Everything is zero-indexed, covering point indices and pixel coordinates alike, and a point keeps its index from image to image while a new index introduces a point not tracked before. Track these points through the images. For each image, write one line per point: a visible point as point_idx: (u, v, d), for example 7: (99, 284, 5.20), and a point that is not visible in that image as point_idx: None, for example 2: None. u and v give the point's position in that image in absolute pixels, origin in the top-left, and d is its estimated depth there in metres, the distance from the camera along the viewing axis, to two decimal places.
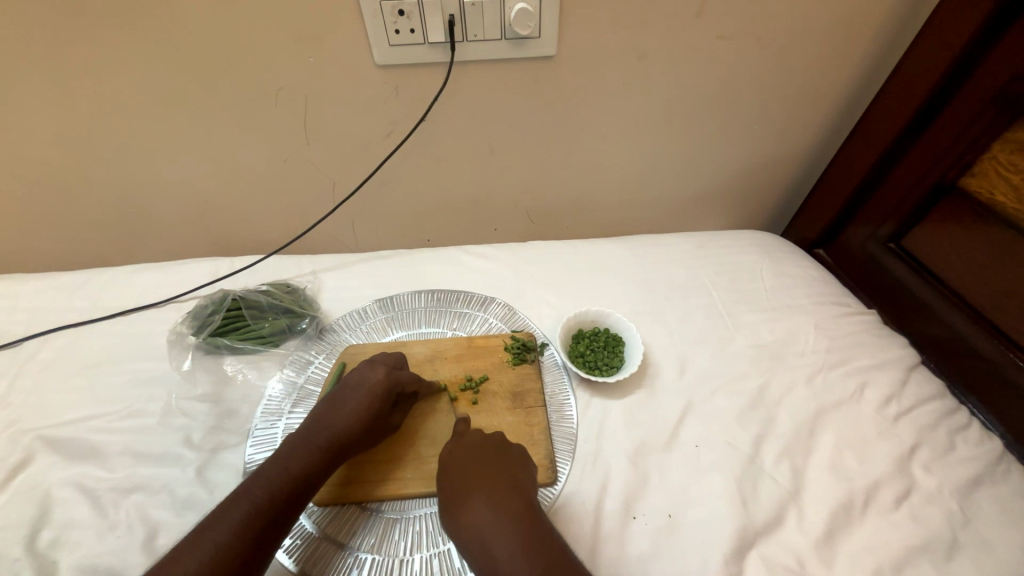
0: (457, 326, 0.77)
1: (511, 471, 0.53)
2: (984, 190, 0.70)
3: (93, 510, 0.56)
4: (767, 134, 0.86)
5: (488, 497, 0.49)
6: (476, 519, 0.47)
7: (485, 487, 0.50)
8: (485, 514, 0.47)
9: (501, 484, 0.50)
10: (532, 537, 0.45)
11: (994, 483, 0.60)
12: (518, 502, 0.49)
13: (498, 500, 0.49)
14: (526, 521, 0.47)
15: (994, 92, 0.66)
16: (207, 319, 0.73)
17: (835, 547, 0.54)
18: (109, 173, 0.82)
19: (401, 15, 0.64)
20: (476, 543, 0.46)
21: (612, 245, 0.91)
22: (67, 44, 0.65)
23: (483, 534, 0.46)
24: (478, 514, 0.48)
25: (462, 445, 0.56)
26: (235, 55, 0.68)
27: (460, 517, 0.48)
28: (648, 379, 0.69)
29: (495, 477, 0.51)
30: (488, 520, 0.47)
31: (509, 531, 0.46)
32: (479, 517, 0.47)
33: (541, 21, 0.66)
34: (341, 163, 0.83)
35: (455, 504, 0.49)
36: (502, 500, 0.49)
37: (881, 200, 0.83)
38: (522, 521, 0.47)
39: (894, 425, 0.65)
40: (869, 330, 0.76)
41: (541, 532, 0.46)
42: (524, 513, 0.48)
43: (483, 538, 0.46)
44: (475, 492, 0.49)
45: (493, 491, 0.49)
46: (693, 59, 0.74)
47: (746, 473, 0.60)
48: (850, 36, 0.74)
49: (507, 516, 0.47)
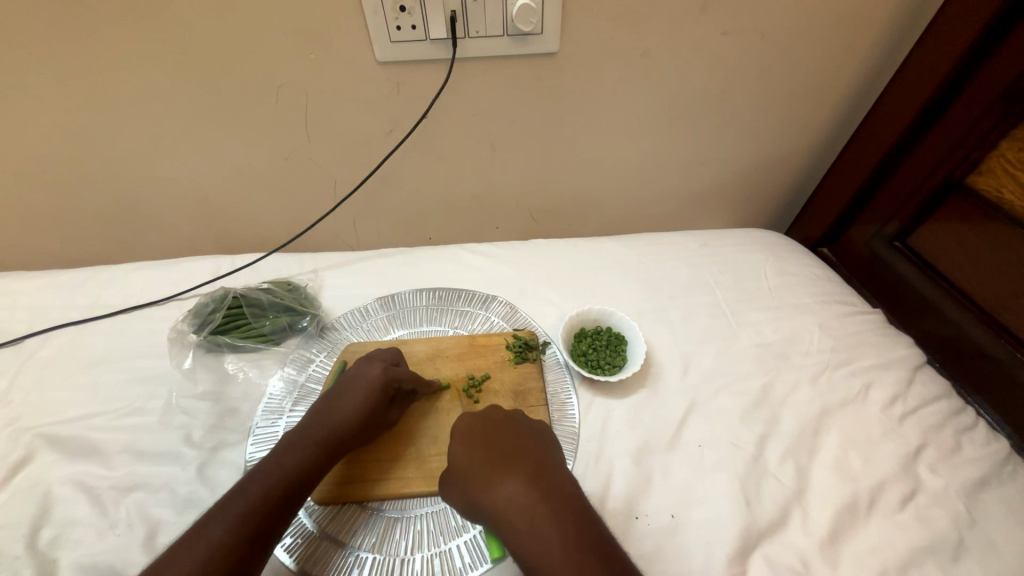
0: (459, 324, 0.77)
1: (543, 460, 0.52)
2: (991, 188, 0.70)
3: (93, 508, 0.55)
4: (771, 131, 0.86)
5: (529, 489, 0.49)
6: (521, 513, 0.47)
7: (523, 477, 0.50)
8: (528, 506, 0.48)
9: (537, 475, 0.50)
10: (576, 530, 0.46)
11: (1001, 483, 0.59)
12: (557, 490, 0.49)
13: (539, 491, 0.49)
14: (569, 513, 0.47)
15: (1001, 89, 0.65)
16: (208, 317, 0.73)
17: (840, 548, 0.54)
18: (109, 170, 0.81)
19: (403, 11, 0.63)
20: (522, 535, 0.46)
21: (615, 242, 0.90)
22: (67, 41, 0.65)
23: (530, 528, 0.46)
24: (521, 506, 0.48)
25: (483, 432, 0.55)
26: (235, 52, 0.67)
27: (502, 509, 0.48)
28: (650, 378, 0.69)
29: (531, 467, 0.51)
30: (532, 512, 0.47)
31: (555, 525, 0.46)
32: (523, 510, 0.48)
33: (543, 17, 0.65)
34: (342, 161, 0.82)
35: (492, 494, 0.50)
36: (545, 491, 0.49)
37: (886, 199, 0.82)
38: (564, 512, 0.47)
39: (899, 425, 0.64)
40: (874, 329, 0.76)
41: (583, 520, 0.47)
42: (567, 503, 0.48)
43: (530, 532, 0.46)
44: (515, 484, 0.49)
45: (532, 481, 0.49)
46: (696, 57, 0.73)
47: (749, 473, 0.59)
48: (856, 33, 0.73)
49: (551, 507, 0.47)
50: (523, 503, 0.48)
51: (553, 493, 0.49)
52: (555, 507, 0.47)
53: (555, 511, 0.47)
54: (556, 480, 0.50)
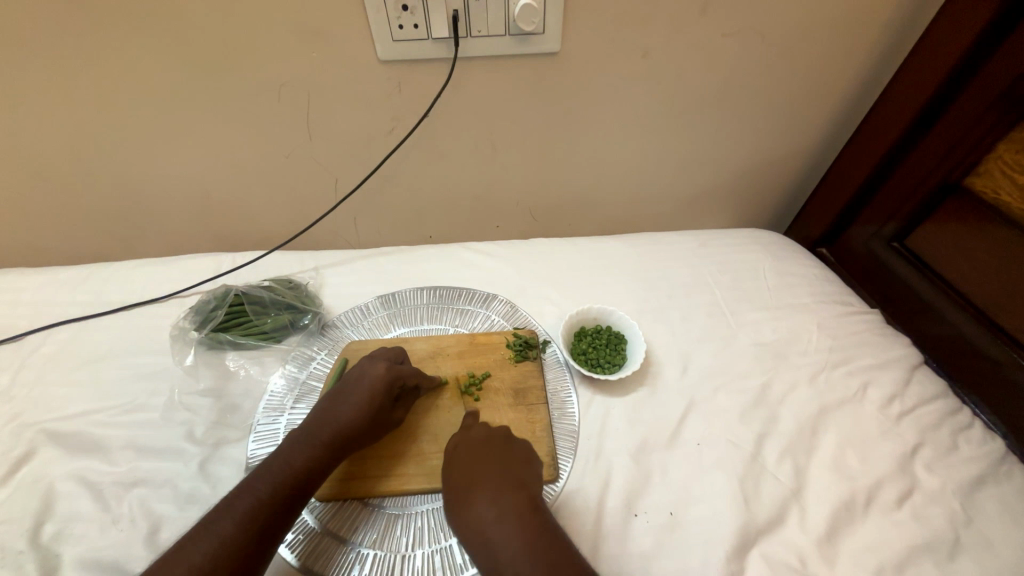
0: (459, 323, 0.77)
1: (514, 479, 0.51)
2: (989, 190, 0.70)
3: (96, 504, 0.56)
4: (771, 132, 0.86)
5: (493, 507, 0.48)
6: (483, 533, 0.46)
7: (488, 495, 0.49)
8: (488, 525, 0.46)
9: (502, 492, 0.49)
10: (537, 546, 0.44)
11: (997, 483, 0.60)
12: (522, 507, 0.48)
13: (502, 509, 0.47)
14: (532, 529, 0.46)
15: (999, 91, 0.65)
16: (209, 315, 0.73)
17: (837, 547, 0.54)
18: (111, 168, 0.82)
19: (405, 10, 0.63)
20: (485, 555, 0.45)
21: (615, 242, 0.90)
22: (69, 38, 0.65)
23: (490, 547, 0.45)
24: (483, 526, 0.47)
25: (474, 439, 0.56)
26: (238, 50, 0.68)
27: (468, 531, 0.47)
28: (650, 377, 0.69)
29: (497, 484, 0.50)
30: (494, 531, 0.46)
31: (511, 530, 0.46)
32: (484, 530, 0.46)
33: (545, 17, 0.66)
34: (343, 159, 0.83)
35: (461, 514, 0.49)
36: (508, 508, 0.48)
37: (885, 200, 0.83)
38: (526, 528, 0.46)
39: (897, 424, 0.64)
40: (872, 329, 0.76)
41: (546, 536, 0.45)
42: (530, 519, 0.47)
43: (491, 552, 0.45)
44: (479, 504, 0.48)
45: (495, 501, 0.48)
46: (697, 57, 0.73)
47: (748, 472, 0.59)
48: (856, 34, 0.73)
49: (514, 523, 0.46)
50: (486, 522, 0.47)
51: (515, 510, 0.47)
52: (517, 524, 0.46)
53: (516, 528, 0.46)
54: (525, 497, 0.49)
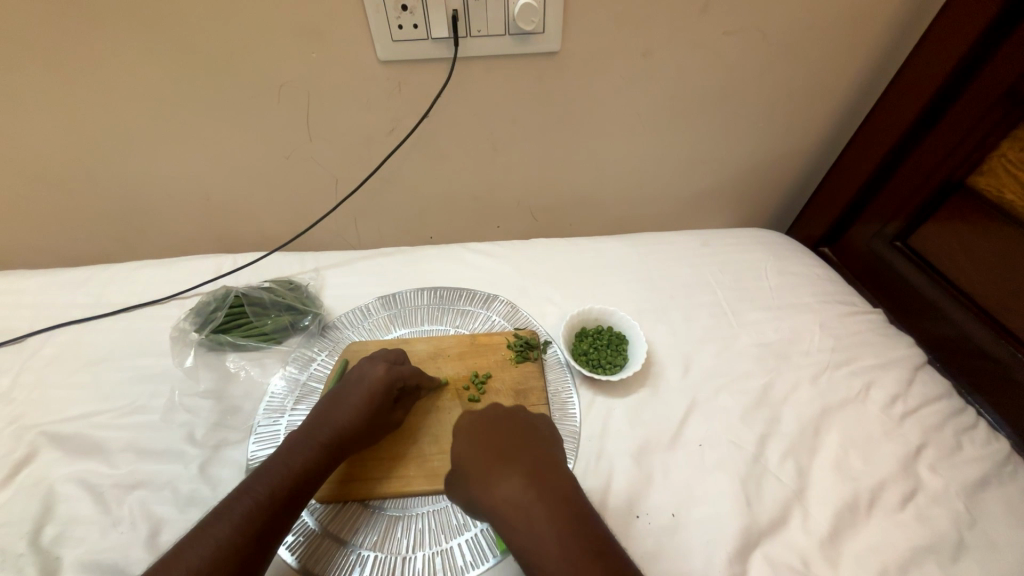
0: (460, 324, 0.77)
1: (546, 460, 0.52)
2: (992, 188, 0.70)
3: (96, 506, 0.56)
4: (772, 131, 0.86)
5: (531, 489, 0.48)
6: (522, 513, 0.46)
7: (525, 478, 0.49)
8: (529, 506, 0.46)
9: (539, 474, 0.49)
10: (578, 529, 0.45)
11: (1001, 483, 0.59)
12: (559, 490, 0.48)
13: (541, 491, 0.48)
14: (570, 513, 0.46)
15: (1003, 88, 0.65)
16: (209, 316, 0.73)
17: (840, 548, 0.54)
18: (111, 169, 0.82)
19: (404, 10, 0.63)
20: (524, 536, 0.45)
21: (616, 242, 0.90)
22: (68, 40, 0.65)
23: (532, 528, 0.45)
24: (523, 505, 0.46)
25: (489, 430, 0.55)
26: (238, 51, 0.68)
27: (503, 510, 0.47)
28: (651, 378, 0.69)
29: (532, 466, 0.50)
30: (534, 511, 0.46)
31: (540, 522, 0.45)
32: (512, 504, 0.47)
33: (545, 16, 0.65)
34: (343, 160, 0.82)
35: (493, 494, 0.48)
36: (547, 491, 0.48)
37: (887, 199, 0.82)
38: (565, 511, 0.46)
39: (900, 424, 0.64)
40: (875, 329, 0.76)
41: (584, 519, 0.46)
42: (568, 502, 0.47)
43: (532, 532, 0.45)
44: (516, 484, 0.48)
45: (533, 482, 0.48)
46: (698, 56, 0.73)
47: (750, 473, 0.59)
48: (858, 32, 0.73)
49: (553, 505, 0.46)
50: (525, 504, 0.47)
51: (555, 493, 0.48)
52: (557, 507, 0.46)
53: (558, 511, 0.46)
54: (559, 480, 0.49)
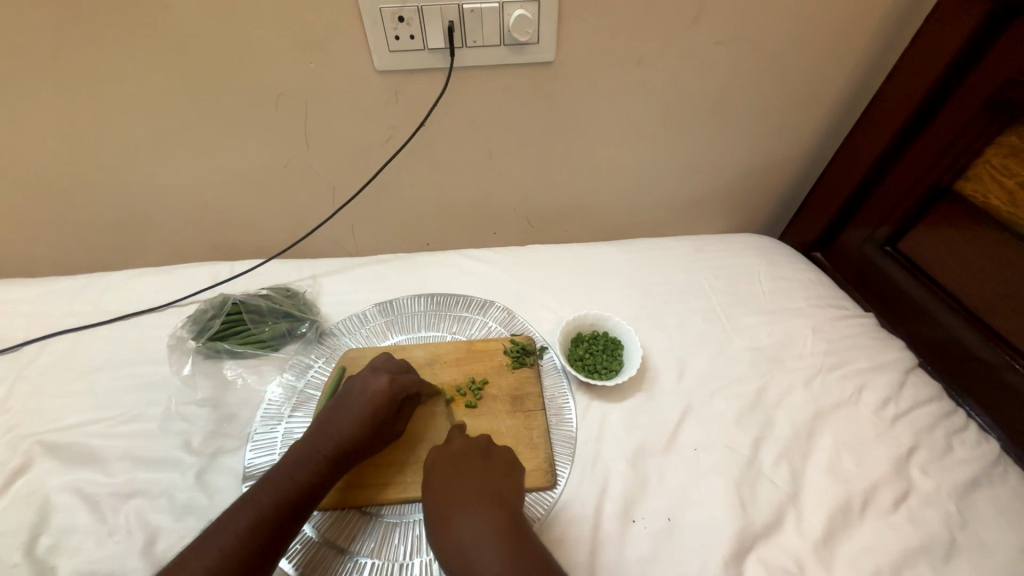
0: (457, 330, 0.77)
1: (494, 490, 0.52)
2: (978, 194, 0.72)
3: (92, 516, 0.55)
4: (764, 138, 0.87)
5: (471, 517, 0.49)
6: (459, 540, 0.48)
7: (467, 508, 0.50)
8: (467, 536, 0.47)
9: (481, 502, 0.50)
10: (514, 548, 0.46)
11: (991, 484, 0.60)
12: (498, 517, 0.49)
13: (481, 519, 0.49)
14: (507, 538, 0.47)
15: (988, 95, 0.66)
16: (207, 324, 0.73)
17: (833, 549, 0.54)
18: (109, 177, 0.82)
19: (401, 21, 0.64)
20: (459, 562, 0.46)
21: (611, 247, 0.91)
22: (68, 51, 0.66)
23: (468, 557, 0.46)
24: (460, 533, 0.48)
25: (451, 461, 0.55)
26: (237, 62, 0.68)
27: (446, 541, 0.48)
28: (647, 382, 0.70)
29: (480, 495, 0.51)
30: (471, 541, 0.47)
31: (484, 549, 0.46)
32: (461, 538, 0.48)
33: (539, 27, 0.67)
34: (341, 168, 0.83)
35: (439, 528, 0.50)
36: (485, 518, 0.49)
37: (877, 204, 0.83)
38: (502, 534, 0.47)
39: (892, 427, 0.65)
40: (866, 332, 0.77)
41: (525, 541, 0.47)
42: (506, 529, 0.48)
43: (466, 556, 0.46)
44: (460, 514, 0.50)
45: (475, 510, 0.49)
46: (690, 65, 0.74)
47: (744, 476, 0.60)
48: (845, 42, 0.75)
49: (490, 532, 0.47)
50: (466, 539, 0.47)
51: (496, 522, 0.48)
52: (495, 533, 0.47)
53: (496, 540, 0.46)
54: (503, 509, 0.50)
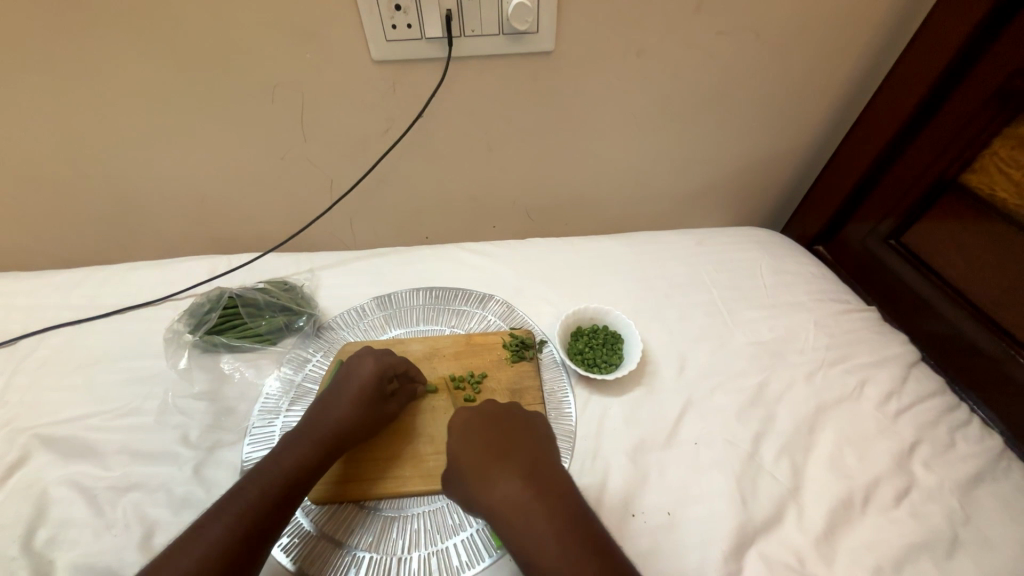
0: (456, 324, 0.77)
1: (540, 456, 0.51)
2: (985, 186, 0.71)
3: (89, 509, 0.55)
4: (767, 130, 0.86)
5: (529, 487, 0.47)
6: (521, 512, 0.45)
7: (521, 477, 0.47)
8: (529, 506, 0.46)
9: (534, 471, 0.48)
10: (577, 527, 0.45)
11: (995, 480, 0.59)
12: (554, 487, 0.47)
13: (539, 489, 0.47)
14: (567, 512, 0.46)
15: (995, 86, 0.65)
16: (203, 318, 0.72)
17: (834, 545, 0.54)
18: (104, 170, 0.81)
19: (398, 10, 0.63)
20: (521, 535, 0.45)
21: (612, 241, 0.90)
22: (60, 42, 0.65)
23: (532, 532, 0.44)
24: (520, 504, 0.46)
25: (488, 429, 0.53)
26: (231, 52, 0.67)
27: (501, 511, 0.46)
28: (647, 377, 0.69)
29: (530, 464, 0.49)
30: (533, 512, 0.45)
31: (551, 525, 0.44)
32: (522, 509, 0.46)
33: (538, 16, 0.65)
34: (339, 160, 0.82)
35: (490, 494, 0.47)
36: (544, 490, 0.47)
37: (881, 197, 0.82)
38: (562, 509, 0.46)
39: (894, 422, 0.64)
40: (870, 327, 0.76)
41: (581, 519, 0.46)
42: (563, 500, 0.47)
43: (529, 529, 0.44)
44: (515, 483, 0.47)
45: (531, 479, 0.47)
46: (692, 55, 0.73)
47: (744, 471, 0.59)
48: (851, 31, 0.73)
49: (547, 504, 0.46)
50: (522, 509, 0.46)
51: (554, 492, 0.47)
52: (553, 503, 0.46)
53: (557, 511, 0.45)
54: (557, 479, 0.49)
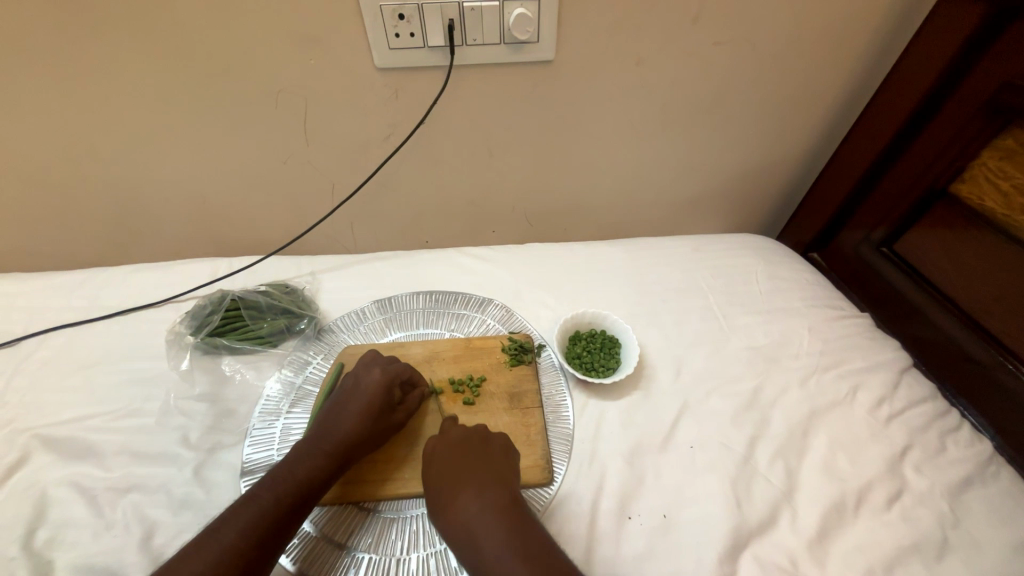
0: (455, 327, 0.78)
1: (497, 474, 0.53)
2: (975, 197, 0.72)
3: (90, 510, 0.56)
4: (762, 138, 0.87)
5: (479, 505, 0.49)
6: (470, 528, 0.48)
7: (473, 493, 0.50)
8: (478, 521, 0.48)
9: (487, 488, 0.51)
10: (525, 541, 0.46)
11: (984, 484, 0.61)
12: (505, 504, 0.50)
13: (490, 506, 0.49)
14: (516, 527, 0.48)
15: (983, 99, 0.67)
16: (205, 320, 0.73)
17: (827, 547, 0.55)
18: (107, 172, 0.82)
19: (402, 19, 0.64)
20: (470, 550, 0.47)
21: (610, 246, 0.92)
22: (67, 46, 0.65)
23: (479, 548, 0.47)
24: (470, 521, 0.49)
25: (450, 450, 0.55)
26: (236, 58, 0.68)
27: (454, 528, 0.49)
28: (644, 381, 0.70)
29: (483, 482, 0.52)
30: (481, 528, 0.48)
31: (498, 539, 0.46)
32: (470, 525, 0.48)
33: (539, 26, 0.67)
34: (340, 164, 0.83)
35: (445, 512, 0.50)
36: (495, 507, 0.49)
37: (874, 205, 0.84)
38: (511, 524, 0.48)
39: (886, 426, 0.65)
40: (862, 332, 0.77)
41: (531, 533, 0.48)
42: (512, 515, 0.49)
43: (477, 544, 0.47)
44: (466, 501, 0.50)
45: (483, 497, 0.50)
46: (689, 65, 0.75)
47: (740, 474, 0.60)
48: (844, 44, 0.75)
49: (497, 520, 0.48)
50: (471, 524, 0.48)
51: (504, 508, 0.49)
52: (502, 520, 0.48)
53: (504, 526, 0.48)
54: (508, 495, 0.51)
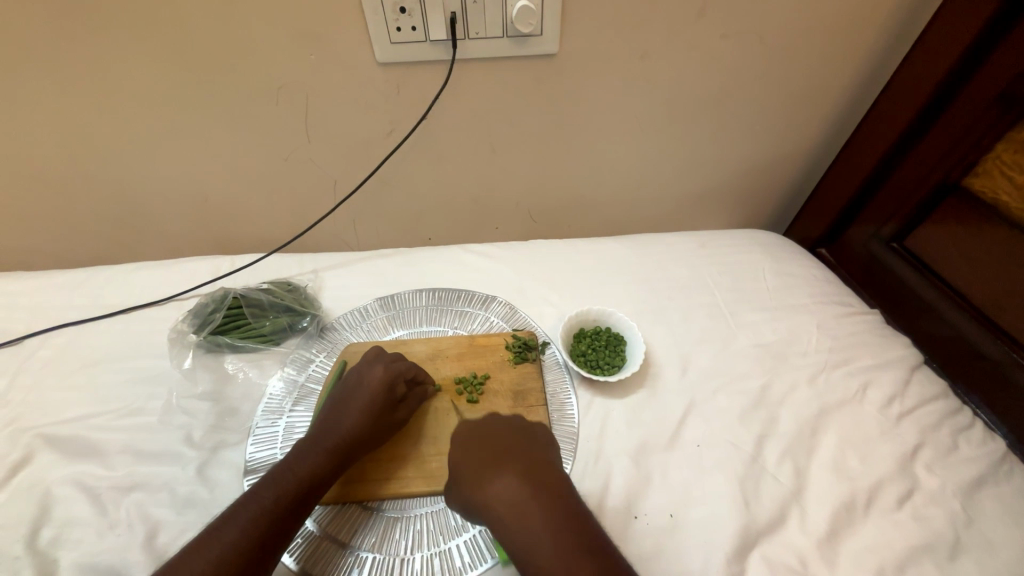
0: (459, 325, 0.77)
1: (534, 457, 0.53)
2: (988, 190, 0.70)
3: (93, 508, 0.56)
4: (770, 132, 0.86)
5: (523, 484, 0.50)
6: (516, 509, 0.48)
7: (513, 474, 0.51)
8: (523, 502, 0.48)
9: (529, 468, 0.52)
10: (569, 521, 0.47)
11: (997, 483, 0.59)
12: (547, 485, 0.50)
13: (533, 486, 0.50)
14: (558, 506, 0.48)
15: (997, 91, 0.65)
16: (208, 317, 0.72)
17: (837, 548, 0.54)
18: (108, 169, 0.81)
19: (403, 13, 0.63)
20: (516, 532, 0.47)
21: (615, 242, 0.90)
22: (65, 42, 0.65)
23: (526, 528, 0.47)
24: (514, 501, 0.49)
25: (480, 440, 0.57)
26: (236, 53, 0.68)
27: (497, 509, 0.49)
28: (650, 378, 0.69)
29: (524, 464, 0.52)
30: (529, 508, 0.48)
31: (543, 520, 0.47)
32: (515, 505, 0.48)
33: (542, 19, 0.66)
34: (342, 161, 0.82)
35: (482, 492, 0.50)
36: (539, 488, 0.50)
37: (884, 200, 0.83)
38: (553, 505, 0.48)
39: (896, 424, 0.64)
40: (872, 329, 0.76)
41: (575, 514, 0.48)
42: (554, 495, 0.49)
43: (523, 524, 0.47)
44: (507, 481, 0.50)
45: (526, 477, 0.50)
46: (695, 58, 0.73)
47: (747, 473, 0.59)
48: (854, 35, 0.73)
49: (541, 500, 0.49)
50: (513, 505, 0.49)
51: (547, 490, 0.50)
52: (547, 500, 0.49)
53: (549, 508, 0.48)
54: (550, 476, 0.51)
